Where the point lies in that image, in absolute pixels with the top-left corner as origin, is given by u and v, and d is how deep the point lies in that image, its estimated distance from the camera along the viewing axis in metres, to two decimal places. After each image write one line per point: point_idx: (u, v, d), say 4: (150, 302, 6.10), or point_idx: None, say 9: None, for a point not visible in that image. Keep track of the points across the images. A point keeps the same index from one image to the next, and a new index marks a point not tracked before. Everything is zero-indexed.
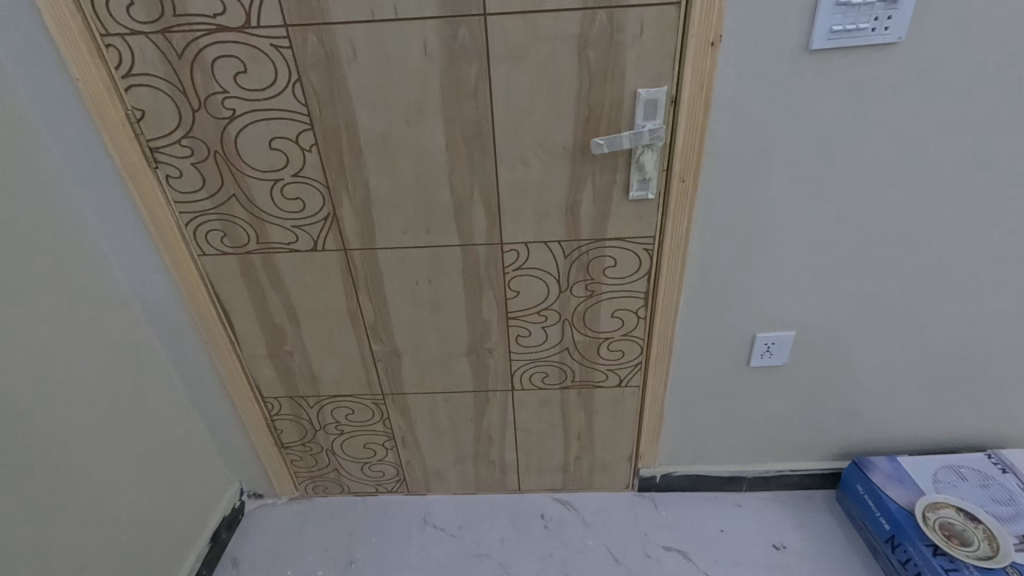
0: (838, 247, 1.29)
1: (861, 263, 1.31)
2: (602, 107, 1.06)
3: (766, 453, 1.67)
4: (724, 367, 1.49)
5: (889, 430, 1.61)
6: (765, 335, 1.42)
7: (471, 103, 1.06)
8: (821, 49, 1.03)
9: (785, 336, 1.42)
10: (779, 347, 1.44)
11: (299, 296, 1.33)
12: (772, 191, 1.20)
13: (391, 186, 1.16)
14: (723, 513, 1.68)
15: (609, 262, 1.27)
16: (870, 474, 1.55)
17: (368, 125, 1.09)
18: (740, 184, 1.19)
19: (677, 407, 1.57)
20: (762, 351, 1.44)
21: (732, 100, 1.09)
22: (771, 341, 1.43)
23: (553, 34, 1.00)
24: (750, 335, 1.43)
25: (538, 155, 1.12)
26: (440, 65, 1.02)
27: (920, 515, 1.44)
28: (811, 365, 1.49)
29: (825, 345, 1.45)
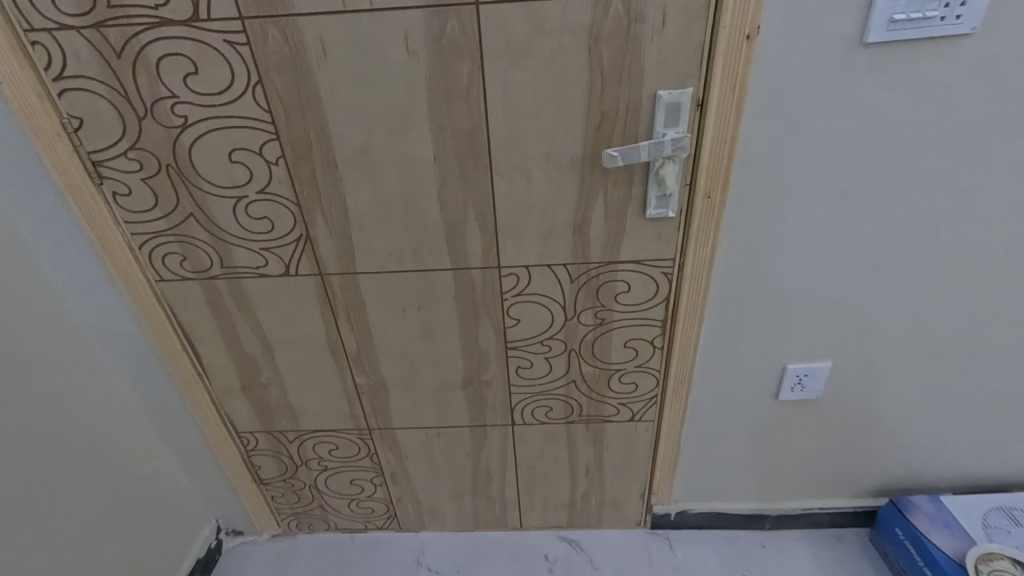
0: (885, 269, 1.13)
1: (910, 286, 1.16)
2: (616, 112, 0.91)
3: (793, 489, 1.52)
4: (749, 400, 1.33)
5: (929, 466, 1.46)
6: (797, 366, 1.26)
7: (463, 108, 0.91)
8: (878, 41, 0.87)
9: (819, 368, 1.27)
10: (813, 378, 1.28)
11: (272, 325, 1.18)
12: (810, 207, 1.05)
13: (372, 204, 1.01)
14: (746, 555, 1.53)
15: (623, 288, 1.12)
16: (911, 517, 1.40)
17: (342, 134, 0.93)
18: (774, 200, 1.04)
19: (696, 441, 1.42)
20: (793, 384, 1.29)
21: (767, 103, 0.93)
22: (803, 373, 1.27)
23: (560, 25, 0.84)
24: (780, 366, 1.27)
25: (541, 168, 0.97)
26: (426, 64, 0.87)
27: (970, 566, 1.28)
28: (848, 397, 1.34)
29: (863, 376, 1.30)
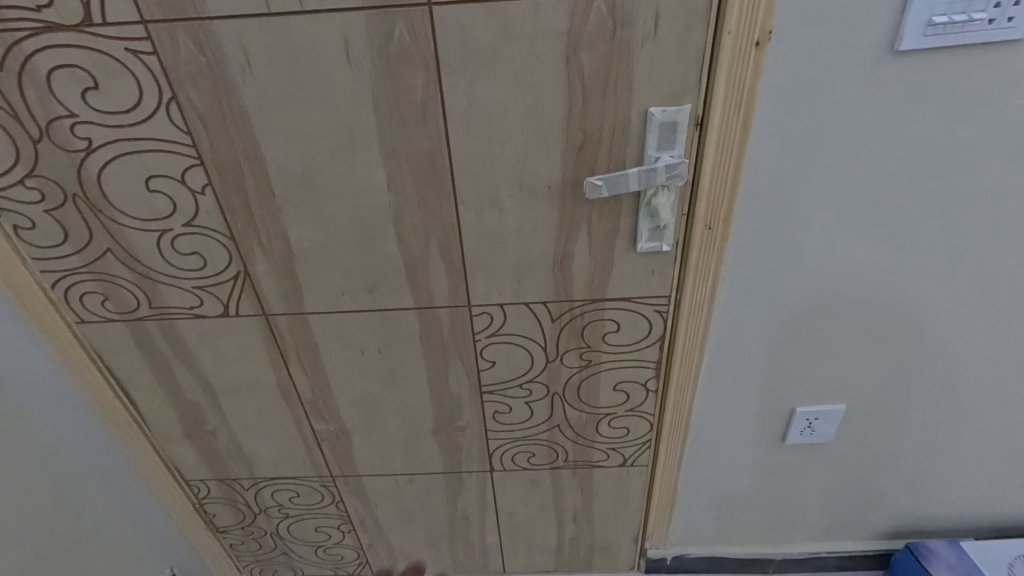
0: (906, 305, 1.00)
1: (934, 323, 1.03)
2: (601, 132, 0.77)
3: (799, 532, 1.40)
4: (753, 442, 1.20)
5: (944, 506, 1.34)
6: (806, 410, 1.13)
7: (419, 128, 0.77)
8: (913, 47, 0.73)
9: (831, 412, 1.14)
10: (824, 423, 1.15)
11: (214, 369, 1.04)
12: (825, 237, 0.91)
13: (319, 238, 0.87)
14: None
15: (611, 328, 0.98)
16: (929, 565, 1.28)
17: (278, 158, 0.79)
18: (784, 229, 0.90)
19: (694, 485, 1.29)
20: (802, 429, 1.16)
21: (777, 121, 0.79)
22: (813, 418, 1.14)
23: (531, 31, 0.69)
24: (788, 409, 1.14)
25: (515, 197, 0.83)
26: (373, 77, 0.72)
27: None
28: (861, 439, 1.21)
29: (879, 417, 1.17)
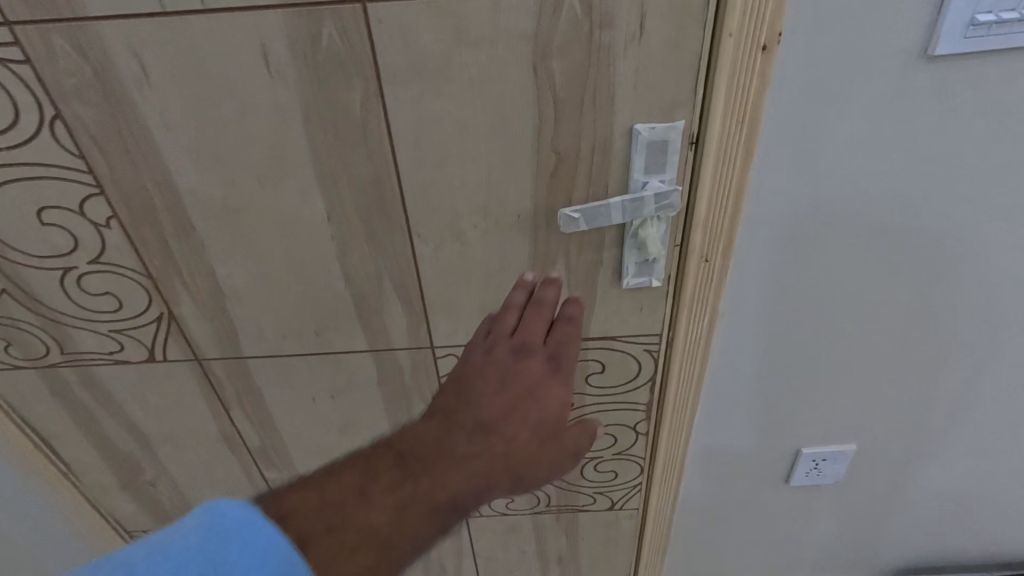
0: (927, 340, 0.89)
1: (957, 359, 0.92)
2: (579, 154, 0.64)
3: (802, 570, 1.30)
4: (753, 482, 1.10)
5: (955, 540, 1.26)
6: (814, 451, 1.03)
7: (361, 150, 0.64)
8: (951, 51, 0.61)
9: (840, 453, 1.04)
10: (832, 464, 1.06)
11: (144, 418, 0.91)
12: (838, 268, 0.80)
13: (252, 275, 0.74)
14: None
15: (595, 369, 0.86)
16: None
17: (193, 186, 0.66)
18: (791, 259, 0.78)
19: (689, 526, 1.18)
20: (808, 469, 1.06)
21: (785, 137, 0.67)
22: (821, 458, 1.04)
23: (491, 34, 0.57)
24: (793, 449, 1.04)
25: (479, 228, 0.70)
26: (299, 89, 0.60)
27: None
28: (871, 477, 1.11)
29: (890, 454, 1.07)
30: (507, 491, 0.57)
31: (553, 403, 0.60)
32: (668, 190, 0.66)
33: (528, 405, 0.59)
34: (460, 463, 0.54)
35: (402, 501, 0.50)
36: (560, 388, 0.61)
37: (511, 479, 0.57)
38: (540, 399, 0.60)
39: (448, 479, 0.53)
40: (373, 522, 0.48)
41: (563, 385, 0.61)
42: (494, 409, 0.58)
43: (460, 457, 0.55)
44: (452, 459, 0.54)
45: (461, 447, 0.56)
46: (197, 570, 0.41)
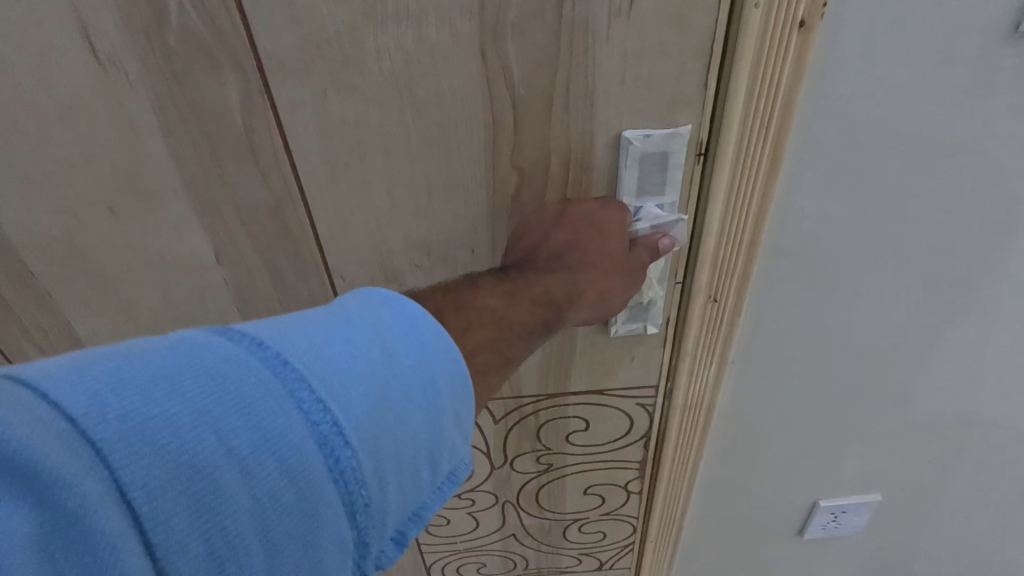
0: (966, 379, 0.75)
1: (996, 399, 0.79)
2: (551, 171, 0.48)
3: None
4: (760, 534, 0.96)
5: None
6: (831, 504, 0.91)
7: (250, 169, 0.46)
8: None
9: (859, 504, 0.92)
10: (849, 515, 0.94)
11: None
12: (872, 305, 0.64)
13: (124, 333, 0.56)
14: None
15: (577, 427, 0.70)
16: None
17: (20, 222, 0.47)
18: (816, 297, 0.63)
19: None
20: (825, 522, 0.94)
21: (817, 147, 0.52)
22: (838, 511, 0.92)
23: (418, 4, 0.39)
24: (809, 503, 0.91)
25: (422, 268, 0.53)
26: (149, 87, 0.41)
27: None
28: (890, 522, 0.98)
29: (914, 500, 0.94)
30: (593, 309, 0.49)
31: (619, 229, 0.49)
32: (673, 219, 0.50)
33: (588, 237, 0.49)
34: (533, 281, 0.47)
35: (509, 291, 0.46)
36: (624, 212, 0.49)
37: (595, 291, 0.49)
38: (596, 231, 0.49)
39: (536, 281, 0.47)
40: (482, 303, 0.44)
41: (616, 210, 0.49)
42: (559, 236, 0.49)
43: (529, 283, 0.47)
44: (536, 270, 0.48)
45: (534, 266, 0.48)
46: (362, 323, 0.36)
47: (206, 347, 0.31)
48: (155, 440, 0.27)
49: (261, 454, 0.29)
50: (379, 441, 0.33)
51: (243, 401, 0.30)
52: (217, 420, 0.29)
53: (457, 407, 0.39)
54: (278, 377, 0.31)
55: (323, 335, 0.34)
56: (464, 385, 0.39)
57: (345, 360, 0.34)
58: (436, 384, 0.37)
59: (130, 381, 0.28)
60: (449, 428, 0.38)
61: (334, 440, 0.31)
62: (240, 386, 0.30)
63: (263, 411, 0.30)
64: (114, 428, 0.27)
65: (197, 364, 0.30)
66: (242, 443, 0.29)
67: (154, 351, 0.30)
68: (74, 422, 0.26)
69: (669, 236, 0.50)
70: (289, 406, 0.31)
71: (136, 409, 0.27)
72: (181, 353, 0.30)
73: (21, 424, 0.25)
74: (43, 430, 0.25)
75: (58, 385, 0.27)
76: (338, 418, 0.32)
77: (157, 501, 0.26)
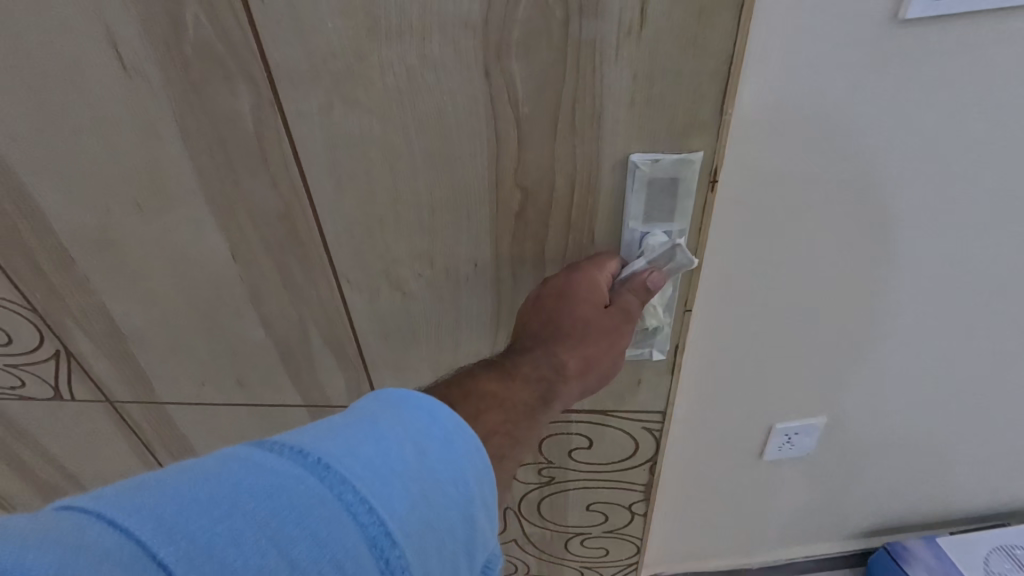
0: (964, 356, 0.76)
1: (983, 374, 0.79)
2: (553, 191, 0.46)
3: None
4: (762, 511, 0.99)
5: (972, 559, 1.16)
6: (785, 426, 0.82)
7: (262, 175, 0.47)
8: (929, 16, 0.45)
9: (812, 425, 0.82)
10: (803, 437, 0.84)
11: (65, 456, 0.79)
12: (852, 274, 0.63)
13: (151, 317, 0.60)
14: None
15: (580, 444, 0.69)
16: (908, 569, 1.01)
17: (63, 213, 0.51)
18: (795, 266, 0.61)
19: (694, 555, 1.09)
20: (781, 444, 0.84)
21: (812, 113, 0.49)
22: (792, 432, 0.83)
23: (421, 19, 0.39)
24: (763, 427, 0.82)
25: (424, 276, 0.54)
26: (169, 94, 0.43)
27: None
28: (842, 457, 0.90)
29: (910, 474, 0.96)
30: (582, 380, 0.47)
31: (609, 278, 0.47)
32: (667, 247, 0.46)
33: (564, 312, 0.46)
34: (519, 359, 0.46)
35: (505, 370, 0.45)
36: (615, 259, 0.48)
37: (580, 358, 0.46)
38: (571, 297, 0.46)
39: (524, 359, 0.46)
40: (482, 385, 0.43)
41: (595, 269, 0.47)
42: (536, 318, 0.48)
43: (516, 364, 0.46)
44: (522, 353, 0.46)
45: (518, 348, 0.47)
46: (388, 421, 0.37)
47: (255, 462, 0.33)
48: (221, 560, 0.29)
49: (319, 563, 0.31)
50: (423, 542, 0.34)
51: (296, 511, 0.31)
52: (275, 536, 0.30)
53: (488, 496, 0.39)
54: (324, 482, 0.33)
55: (357, 437, 0.36)
56: (490, 471, 0.40)
57: (381, 463, 0.35)
58: (471, 474, 0.38)
59: (196, 505, 0.30)
60: (484, 519, 0.39)
61: (384, 542, 0.33)
62: (292, 496, 0.32)
63: (312, 520, 0.31)
64: (187, 554, 0.28)
65: (250, 478, 0.32)
66: (300, 552, 0.31)
67: (208, 472, 0.32)
68: (147, 551, 0.28)
69: (661, 272, 0.47)
70: (339, 511, 0.32)
71: (202, 532, 0.29)
72: (231, 472, 0.32)
73: (98, 563, 0.27)
74: (119, 565, 0.27)
75: (131, 516, 0.29)
76: (384, 518, 0.33)
77: None
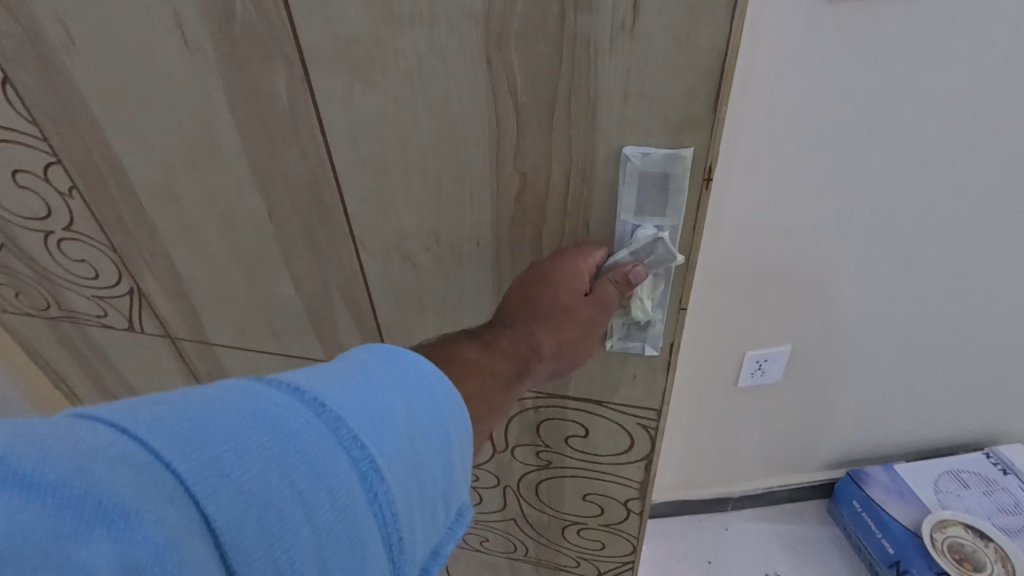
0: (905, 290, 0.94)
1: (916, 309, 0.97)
2: (549, 177, 0.48)
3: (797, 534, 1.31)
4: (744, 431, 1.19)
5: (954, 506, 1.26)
6: (757, 352, 1.01)
7: (295, 145, 0.53)
8: None
9: (781, 352, 1.02)
10: (773, 364, 1.04)
11: (137, 381, 0.92)
12: (815, 209, 0.81)
13: (203, 266, 0.68)
14: (712, 542, 1.30)
15: (576, 432, 0.71)
16: (866, 488, 1.23)
17: (139, 167, 0.60)
18: (773, 198, 0.79)
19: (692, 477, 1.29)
20: (753, 370, 1.04)
21: (794, 69, 0.67)
22: (764, 358, 1.02)
23: (430, 10, 0.42)
24: (738, 354, 1.02)
25: (431, 251, 0.57)
26: (220, 67, 0.50)
27: (927, 535, 1.14)
28: (807, 382, 1.09)
29: (868, 402, 1.15)
30: (554, 361, 0.49)
31: (592, 267, 0.50)
32: (649, 240, 0.48)
33: (544, 292, 0.48)
34: (499, 332, 0.48)
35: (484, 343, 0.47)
36: (602, 249, 0.50)
37: (555, 342, 0.49)
38: (553, 281, 0.49)
39: (503, 333, 0.48)
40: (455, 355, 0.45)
41: (582, 256, 0.49)
42: (520, 294, 0.50)
43: (496, 337, 0.48)
44: (502, 328, 0.48)
45: (501, 323, 0.49)
46: (378, 369, 0.39)
47: (256, 394, 0.34)
48: (227, 475, 0.30)
49: (315, 489, 0.32)
50: (409, 481, 0.36)
51: (294, 439, 0.32)
52: (276, 461, 0.31)
53: (465, 448, 0.41)
54: (321, 418, 0.34)
55: (350, 381, 0.37)
56: (469, 426, 0.42)
57: (374, 405, 0.36)
58: (452, 425, 0.40)
59: (203, 425, 0.30)
60: (461, 467, 0.41)
61: (374, 478, 0.34)
62: (292, 426, 0.32)
63: (310, 451, 0.32)
64: (193, 467, 0.29)
65: (252, 406, 0.33)
66: (300, 479, 0.31)
67: (212, 397, 0.33)
68: (157, 460, 0.28)
69: (644, 265, 0.49)
70: (335, 445, 0.33)
71: (210, 448, 0.30)
72: (234, 399, 0.33)
73: (112, 467, 0.27)
74: (131, 470, 0.27)
75: (141, 429, 0.29)
76: (376, 456, 0.34)
77: (236, 529, 0.29)
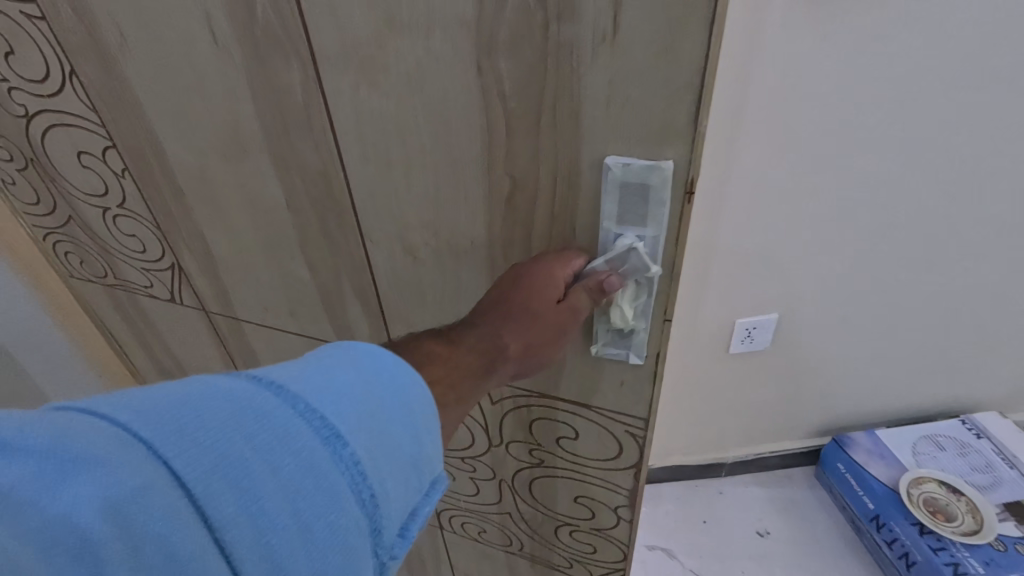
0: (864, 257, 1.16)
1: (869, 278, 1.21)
2: (536, 180, 0.50)
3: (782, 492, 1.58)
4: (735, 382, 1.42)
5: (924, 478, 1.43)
6: (746, 320, 1.26)
7: (309, 139, 0.57)
8: None
9: (767, 321, 1.26)
10: (760, 331, 1.29)
11: (178, 348, 1.00)
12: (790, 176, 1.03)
13: (232, 246, 0.74)
14: (709, 502, 1.55)
15: (566, 433, 0.72)
16: (850, 451, 1.48)
17: (179, 153, 0.66)
18: (757, 162, 1.00)
19: (695, 431, 1.53)
20: (743, 337, 1.29)
21: (770, 62, 0.89)
22: (752, 326, 1.27)
23: (426, 18, 0.45)
24: (729, 321, 1.27)
25: (430, 246, 0.60)
26: (245, 65, 0.54)
27: (904, 491, 1.38)
28: (787, 346, 1.34)
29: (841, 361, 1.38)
30: (520, 362, 0.50)
31: (569, 273, 0.52)
32: (623, 249, 0.50)
33: (520, 294, 0.50)
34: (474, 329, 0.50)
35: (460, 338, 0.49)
36: (582, 257, 0.52)
37: (522, 343, 0.50)
38: (527, 285, 0.50)
39: (478, 330, 0.50)
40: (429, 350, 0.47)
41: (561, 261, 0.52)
42: (499, 292, 0.52)
43: (462, 335, 0.49)
44: (478, 325, 0.50)
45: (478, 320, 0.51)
46: (336, 354, 0.41)
47: (217, 378, 0.36)
48: (192, 438, 0.32)
49: (278, 450, 0.33)
50: (375, 443, 0.37)
51: (254, 408, 0.34)
52: (238, 426, 0.33)
53: (434, 421, 0.42)
54: (279, 393, 0.36)
55: (307, 365, 0.39)
56: (435, 399, 0.43)
57: (330, 380, 0.38)
58: (416, 398, 0.41)
59: (167, 400, 0.33)
60: (433, 435, 0.42)
61: (336, 441, 0.36)
62: (250, 398, 0.35)
63: (270, 418, 0.34)
64: (157, 431, 0.31)
65: (213, 384, 0.35)
66: (263, 441, 0.33)
67: (178, 381, 0.35)
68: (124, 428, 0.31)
69: (617, 274, 0.51)
70: (292, 415, 0.35)
71: (175, 415, 0.32)
72: (197, 381, 0.35)
73: (83, 436, 0.30)
74: (100, 438, 0.30)
75: (112, 407, 0.32)
76: (334, 421, 0.36)
77: (204, 484, 0.31)
